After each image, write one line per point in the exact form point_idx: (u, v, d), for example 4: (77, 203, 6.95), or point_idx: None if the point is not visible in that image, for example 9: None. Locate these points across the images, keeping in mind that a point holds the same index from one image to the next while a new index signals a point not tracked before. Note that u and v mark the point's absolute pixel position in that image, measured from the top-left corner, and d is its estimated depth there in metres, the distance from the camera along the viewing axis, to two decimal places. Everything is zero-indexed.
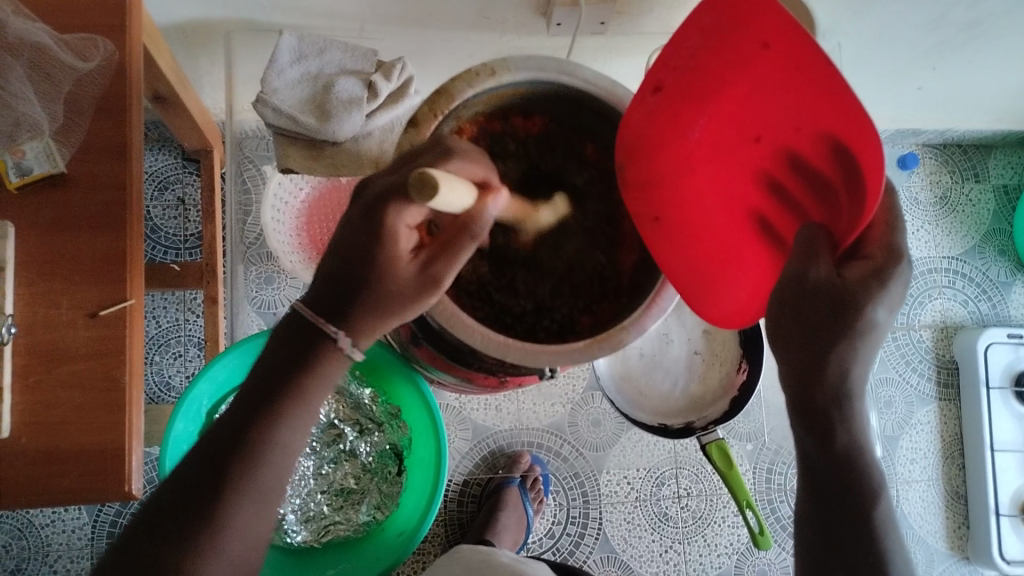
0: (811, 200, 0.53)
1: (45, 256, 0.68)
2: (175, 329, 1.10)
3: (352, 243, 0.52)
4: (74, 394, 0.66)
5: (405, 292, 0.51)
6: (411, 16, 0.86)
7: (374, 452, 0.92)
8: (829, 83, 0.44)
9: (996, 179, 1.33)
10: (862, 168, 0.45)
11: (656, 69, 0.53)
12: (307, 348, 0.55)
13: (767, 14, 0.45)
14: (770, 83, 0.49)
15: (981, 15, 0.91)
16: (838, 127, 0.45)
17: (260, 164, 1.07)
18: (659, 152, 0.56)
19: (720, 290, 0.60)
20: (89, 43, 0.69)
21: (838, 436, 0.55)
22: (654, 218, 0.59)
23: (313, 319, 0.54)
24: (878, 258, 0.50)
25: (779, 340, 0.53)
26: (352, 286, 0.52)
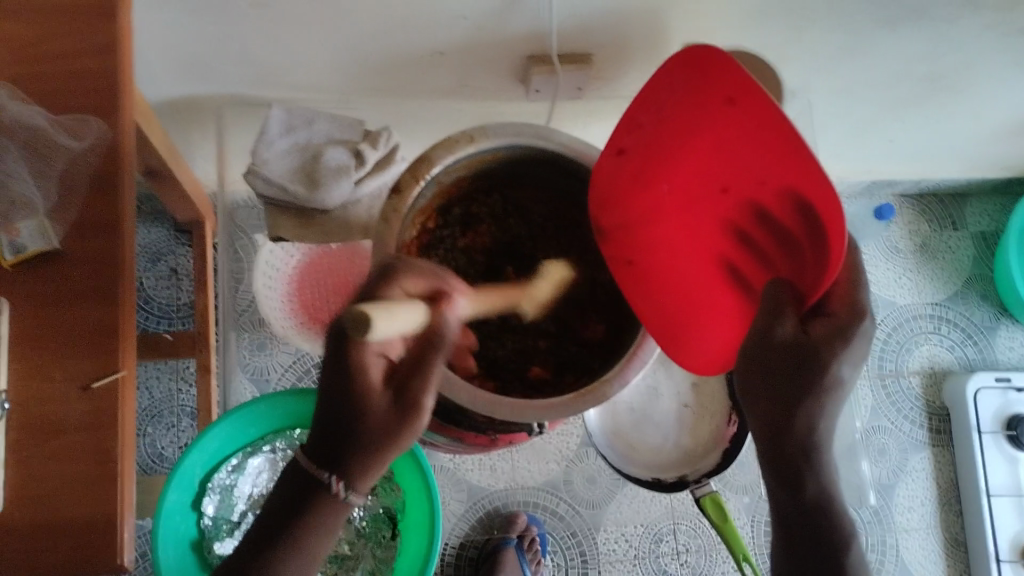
0: (777, 251, 0.55)
1: (40, 330, 0.67)
2: (167, 400, 1.11)
3: (326, 393, 0.54)
4: (66, 467, 0.65)
5: (385, 427, 0.54)
6: (395, 86, 0.88)
7: (367, 516, 0.90)
8: (789, 150, 0.46)
9: (973, 226, 1.37)
10: (824, 223, 0.47)
11: (619, 135, 0.58)
12: (306, 495, 0.57)
13: (735, 75, 0.46)
14: (728, 140, 0.51)
15: (942, 69, 0.93)
16: (799, 181, 0.47)
17: (253, 233, 1.11)
18: (631, 196, 0.60)
19: (690, 338, 0.64)
20: (82, 123, 0.69)
21: (810, 489, 0.56)
22: (627, 261, 0.64)
23: (308, 466, 0.57)
24: (841, 316, 0.52)
25: (749, 395, 0.55)
26: (335, 432, 0.55)
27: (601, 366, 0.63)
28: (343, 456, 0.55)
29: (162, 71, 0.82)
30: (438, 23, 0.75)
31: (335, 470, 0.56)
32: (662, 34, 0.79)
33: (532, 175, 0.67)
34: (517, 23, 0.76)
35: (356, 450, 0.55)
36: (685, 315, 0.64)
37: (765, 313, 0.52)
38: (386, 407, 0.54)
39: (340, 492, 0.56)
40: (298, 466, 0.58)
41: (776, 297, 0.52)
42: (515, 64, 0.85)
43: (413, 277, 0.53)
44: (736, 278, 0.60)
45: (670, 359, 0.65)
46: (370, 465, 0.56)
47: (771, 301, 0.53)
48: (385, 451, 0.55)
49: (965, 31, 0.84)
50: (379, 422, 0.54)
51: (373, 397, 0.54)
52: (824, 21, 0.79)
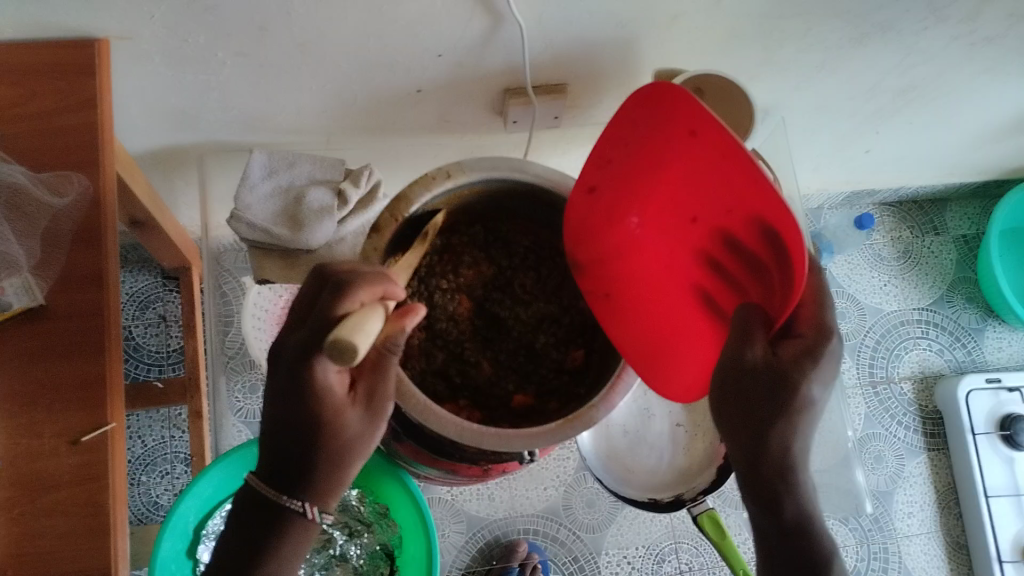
0: (747, 278, 0.55)
1: (26, 386, 0.67)
2: (161, 447, 1.10)
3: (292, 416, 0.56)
4: (58, 523, 0.65)
5: (354, 439, 0.57)
6: (374, 126, 0.90)
7: (364, 555, 0.90)
8: (744, 171, 0.47)
9: (955, 230, 1.38)
10: (788, 248, 0.48)
11: (588, 173, 0.60)
12: (271, 524, 0.58)
13: (687, 104, 0.48)
14: (694, 170, 0.53)
15: (912, 80, 0.94)
16: (761, 208, 0.48)
17: (239, 275, 1.13)
18: (605, 228, 0.62)
19: (667, 365, 0.64)
20: (64, 180, 0.70)
21: (794, 513, 0.56)
22: (603, 294, 0.65)
23: (273, 495, 0.58)
24: (810, 337, 0.54)
25: (722, 422, 0.56)
26: (301, 455, 0.57)
27: (586, 389, 0.65)
28: (312, 473, 0.57)
29: (143, 123, 0.83)
30: (413, 63, 0.76)
31: (303, 494, 0.58)
32: (634, 61, 0.81)
33: (512, 207, 0.69)
34: (491, 59, 0.77)
35: (327, 467, 0.57)
36: (660, 346, 0.64)
37: (734, 339, 0.53)
38: (357, 418, 0.57)
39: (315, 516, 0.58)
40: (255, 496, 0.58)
41: (745, 322, 0.53)
42: (492, 98, 0.86)
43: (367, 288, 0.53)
44: (709, 308, 0.60)
45: (649, 387, 0.66)
46: (340, 478, 0.58)
47: (740, 326, 0.53)
48: (353, 458, 0.58)
49: (931, 43, 0.85)
50: (350, 436, 0.57)
51: (345, 413, 0.57)
52: (792, 41, 0.80)
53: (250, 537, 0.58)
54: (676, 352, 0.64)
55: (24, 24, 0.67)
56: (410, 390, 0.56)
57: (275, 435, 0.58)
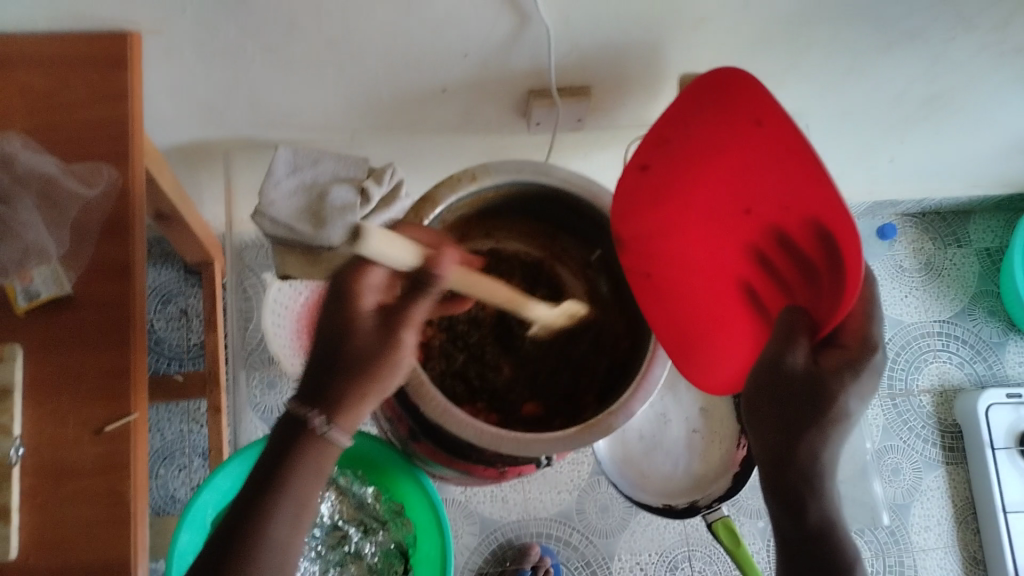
0: (796, 279, 0.55)
1: (51, 375, 0.68)
2: (179, 440, 1.11)
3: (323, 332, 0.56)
4: (80, 511, 0.65)
5: (368, 350, 0.54)
6: (398, 125, 0.90)
7: (379, 553, 0.89)
8: (809, 167, 0.48)
9: (977, 243, 1.37)
10: (841, 250, 0.48)
11: (647, 152, 0.61)
12: (295, 439, 0.55)
13: (758, 90, 0.50)
14: (755, 160, 0.54)
15: (939, 89, 0.94)
16: (817, 206, 0.49)
17: (260, 272, 1.12)
18: (654, 212, 0.63)
19: (705, 357, 0.65)
20: (94, 171, 0.70)
21: (818, 519, 0.56)
22: (644, 274, 0.65)
23: (297, 410, 0.55)
24: (852, 349, 0.52)
25: (763, 425, 0.55)
26: (319, 376, 0.55)
27: (594, 395, 0.66)
28: (327, 382, 0.55)
29: (171, 117, 0.84)
30: (440, 62, 0.77)
31: (317, 404, 0.55)
32: (660, 65, 0.81)
33: (537, 210, 0.68)
34: (517, 59, 0.77)
35: (339, 393, 0.55)
36: (694, 339, 0.65)
37: (777, 341, 0.54)
38: (372, 330, 0.54)
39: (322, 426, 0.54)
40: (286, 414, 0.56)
41: (789, 326, 0.54)
42: (516, 99, 0.86)
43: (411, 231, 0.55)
44: (750, 301, 0.61)
45: (683, 376, 0.67)
46: (355, 403, 0.55)
47: (784, 330, 0.54)
48: (369, 386, 0.54)
49: (960, 51, 0.85)
50: (362, 356, 0.54)
51: (362, 321, 0.55)
52: (820, 47, 0.80)
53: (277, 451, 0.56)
54: (713, 345, 0.65)
55: (58, 15, 0.68)
56: (429, 391, 0.57)
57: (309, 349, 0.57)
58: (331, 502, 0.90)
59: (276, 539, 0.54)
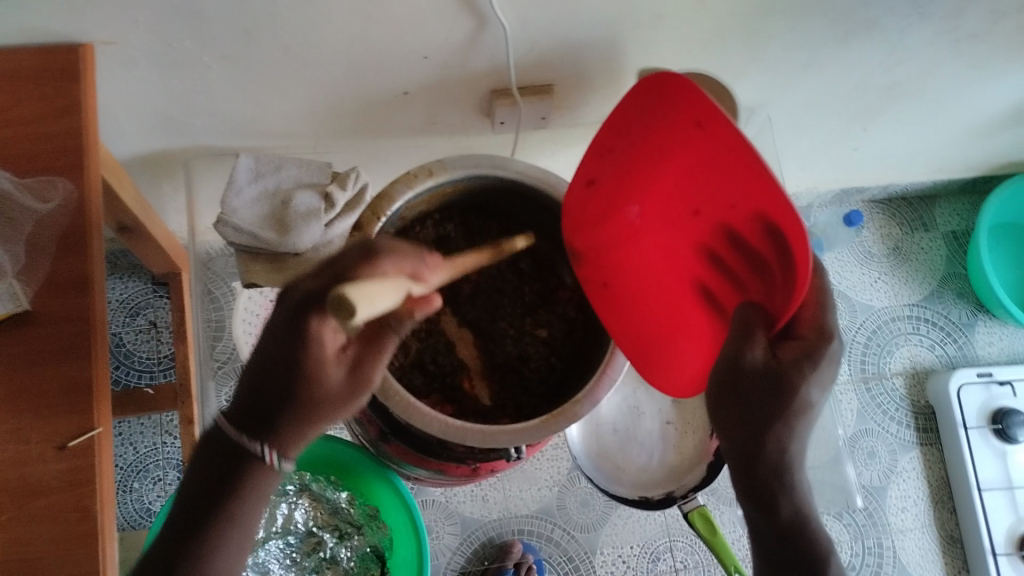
0: (747, 273, 0.56)
1: (13, 393, 0.67)
2: (153, 453, 1.10)
3: (276, 359, 0.53)
4: (46, 529, 0.65)
5: (337, 396, 0.54)
6: (360, 128, 0.90)
7: (355, 557, 0.88)
8: (749, 167, 0.47)
9: (944, 226, 1.39)
10: (791, 249, 0.48)
11: (590, 166, 0.61)
12: (234, 463, 0.55)
13: (690, 96, 0.48)
14: (699, 164, 0.53)
15: (898, 76, 0.94)
16: (767, 206, 0.48)
17: (230, 280, 1.13)
18: (606, 220, 0.63)
19: (666, 361, 0.66)
20: (48, 184, 0.70)
21: (782, 506, 0.56)
22: (602, 283, 0.67)
23: (236, 437, 0.54)
24: (810, 339, 0.53)
25: (720, 417, 0.56)
26: (269, 404, 0.54)
27: (570, 388, 0.67)
28: (276, 421, 0.54)
29: (130, 128, 0.83)
30: (400, 65, 0.77)
31: (265, 438, 0.54)
32: (620, 62, 0.81)
33: (496, 205, 0.69)
34: (476, 60, 0.77)
35: (292, 427, 0.54)
36: (662, 336, 0.66)
37: (736, 339, 0.53)
38: (341, 376, 0.54)
39: (274, 461, 0.54)
40: (220, 433, 0.55)
41: (747, 321, 0.53)
42: (477, 99, 0.86)
43: (392, 262, 0.49)
44: (706, 299, 0.61)
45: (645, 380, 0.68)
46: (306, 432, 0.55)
47: (741, 326, 0.54)
48: (326, 417, 0.55)
49: (916, 39, 0.86)
50: (327, 393, 0.54)
51: (330, 368, 0.53)
52: (778, 39, 0.81)
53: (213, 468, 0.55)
54: (672, 342, 0.65)
55: (9, 30, 0.67)
56: (394, 389, 0.57)
57: (249, 376, 0.55)
58: (304, 508, 0.89)
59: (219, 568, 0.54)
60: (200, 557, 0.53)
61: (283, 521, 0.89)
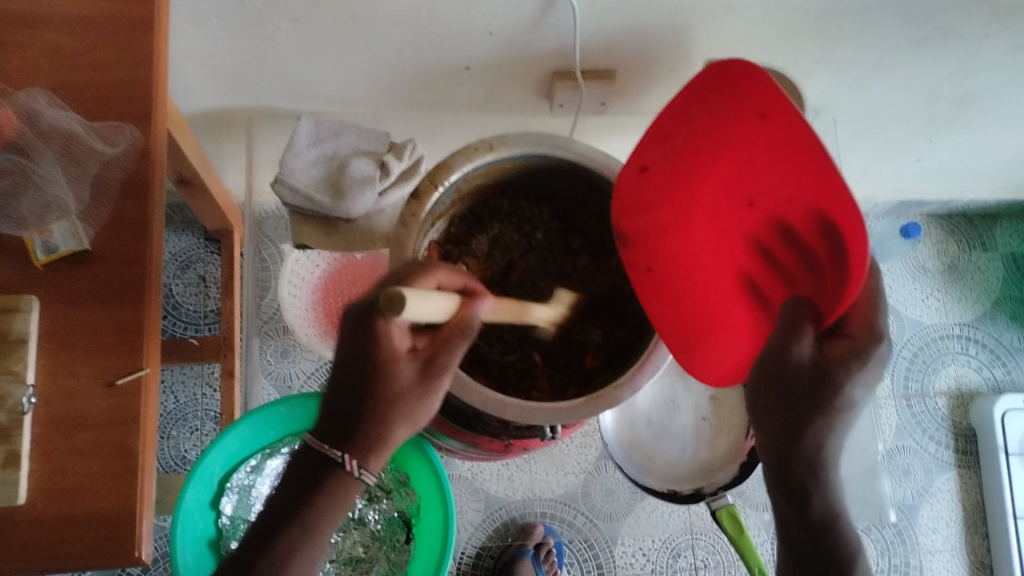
0: (797, 271, 0.55)
1: (68, 329, 0.69)
2: (192, 403, 1.13)
3: (349, 365, 0.56)
4: (89, 462, 0.67)
5: (407, 395, 0.56)
6: (420, 101, 0.91)
7: (382, 520, 0.90)
8: (814, 162, 0.46)
9: (1002, 247, 1.35)
10: (848, 248, 0.48)
11: (642, 153, 0.60)
12: (319, 476, 0.58)
13: (763, 86, 0.48)
14: (762, 155, 0.52)
15: (969, 88, 0.92)
16: (827, 204, 0.48)
17: (279, 242, 1.14)
18: (656, 206, 0.62)
19: (707, 353, 0.65)
20: (115, 129, 0.71)
21: (814, 505, 0.56)
22: (646, 270, 0.65)
23: (324, 449, 0.58)
24: (859, 339, 0.52)
25: (760, 413, 0.55)
26: (350, 413, 0.57)
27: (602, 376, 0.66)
28: (359, 424, 0.56)
29: (196, 83, 0.85)
30: (465, 40, 0.77)
31: (349, 447, 0.57)
32: (686, 52, 0.81)
33: (556, 188, 0.70)
34: (541, 40, 0.77)
35: (372, 436, 0.56)
36: (701, 326, 0.65)
37: (783, 329, 0.52)
38: (410, 380, 0.55)
39: (354, 469, 0.57)
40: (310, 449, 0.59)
41: (795, 315, 0.52)
42: (539, 80, 0.86)
43: (445, 273, 0.56)
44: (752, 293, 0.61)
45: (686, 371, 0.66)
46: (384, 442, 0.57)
47: (790, 318, 0.53)
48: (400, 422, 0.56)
49: (994, 50, 0.83)
50: (399, 393, 0.55)
51: (400, 365, 0.55)
52: (849, 40, 0.79)
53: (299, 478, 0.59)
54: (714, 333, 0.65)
55: None
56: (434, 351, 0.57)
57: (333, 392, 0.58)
58: None
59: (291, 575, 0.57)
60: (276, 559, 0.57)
61: None
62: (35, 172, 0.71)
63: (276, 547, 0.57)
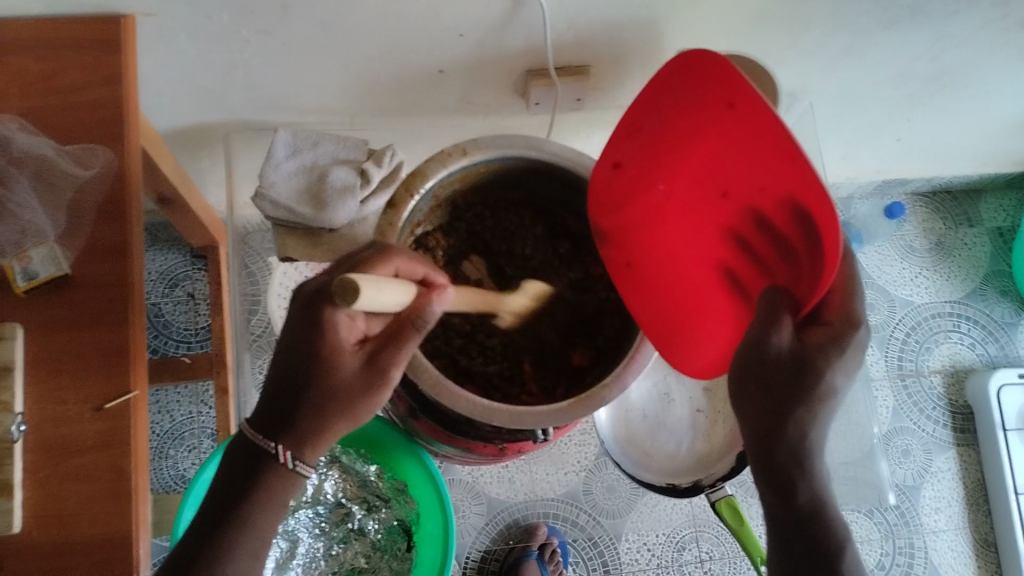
0: (774, 259, 0.55)
1: (54, 355, 0.69)
2: (188, 422, 1.13)
3: (294, 356, 0.56)
4: (82, 487, 0.67)
5: (348, 387, 0.56)
6: (396, 107, 0.90)
7: (382, 529, 0.89)
8: (782, 150, 0.47)
9: (989, 222, 1.35)
10: (822, 234, 0.48)
11: (615, 149, 0.61)
12: (255, 468, 0.58)
13: (727, 76, 0.48)
14: (731, 144, 0.52)
15: (943, 66, 0.92)
16: (799, 190, 0.48)
17: (267, 255, 1.15)
18: (632, 201, 0.62)
19: (687, 345, 0.65)
20: (89, 152, 0.71)
21: (800, 494, 0.55)
22: (625, 263, 0.66)
23: (256, 438, 0.58)
24: (835, 326, 0.53)
25: (741, 406, 0.55)
26: (287, 403, 0.57)
27: (592, 376, 0.66)
28: (295, 417, 0.56)
29: (171, 101, 0.85)
30: (435, 43, 0.77)
31: (280, 437, 0.57)
32: (658, 43, 0.80)
33: (535, 189, 0.70)
34: (513, 39, 0.77)
35: (306, 426, 0.56)
36: (683, 318, 0.65)
37: (761, 322, 0.53)
38: (355, 370, 0.56)
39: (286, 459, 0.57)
40: (245, 440, 0.59)
41: (773, 305, 0.53)
42: (513, 79, 0.86)
43: (405, 262, 0.55)
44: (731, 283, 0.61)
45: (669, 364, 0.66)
46: (322, 433, 0.57)
47: (767, 309, 0.53)
48: (343, 415, 0.56)
49: (964, 27, 0.84)
50: (342, 386, 0.56)
51: (344, 357, 0.56)
52: (819, 24, 0.79)
53: (237, 473, 0.59)
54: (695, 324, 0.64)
55: None
56: (423, 365, 0.57)
57: (270, 381, 0.58)
58: (334, 480, 0.90)
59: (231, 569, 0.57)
60: (217, 553, 0.57)
61: (314, 491, 0.89)
62: (11, 199, 0.72)
63: (217, 541, 0.57)
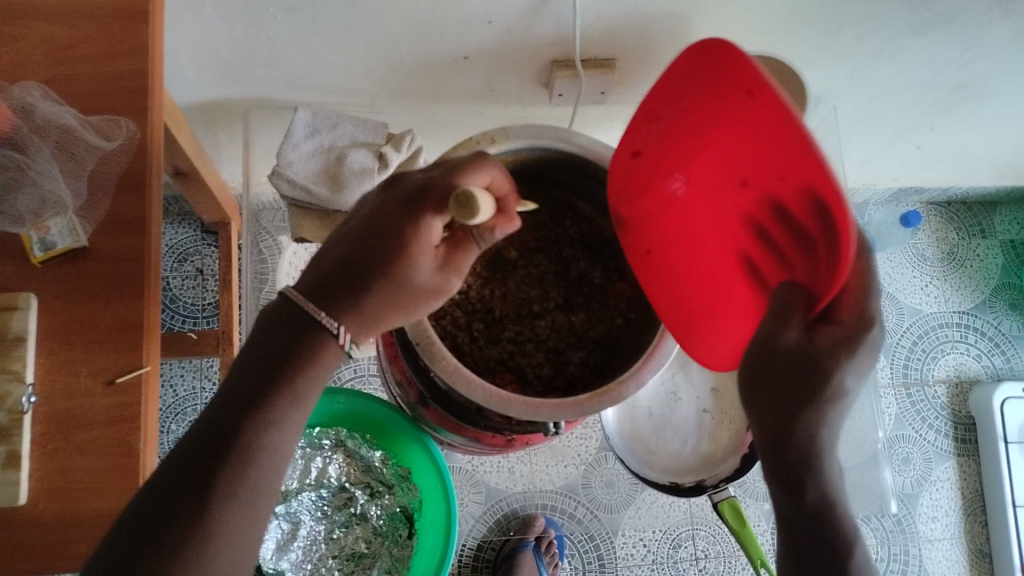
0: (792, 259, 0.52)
1: (66, 327, 0.68)
2: (191, 397, 1.13)
3: (372, 231, 0.52)
4: (90, 461, 0.66)
5: (424, 288, 0.52)
6: (419, 91, 0.89)
7: (384, 516, 0.89)
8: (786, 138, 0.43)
9: (1002, 234, 1.35)
10: (834, 230, 0.44)
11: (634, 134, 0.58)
12: (302, 339, 0.52)
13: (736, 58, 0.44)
14: (732, 138, 0.49)
15: (971, 75, 0.92)
16: (803, 179, 0.44)
17: (276, 234, 1.14)
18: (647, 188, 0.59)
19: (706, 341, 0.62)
20: (112, 123, 0.70)
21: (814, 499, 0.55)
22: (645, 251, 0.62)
23: (308, 309, 0.52)
24: (848, 325, 0.50)
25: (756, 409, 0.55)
26: (352, 284, 0.52)
27: (614, 368, 0.66)
28: (358, 297, 0.52)
29: (194, 76, 0.84)
30: (464, 29, 0.76)
31: (339, 317, 0.52)
32: (687, 39, 0.80)
33: (562, 179, 0.69)
34: (543, 29, 0.76)
35: (367, 313, 0.52)
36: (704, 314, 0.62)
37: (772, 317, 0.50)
38: (429, 269, 0.52)
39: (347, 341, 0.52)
40: (292, 307, 0.53)
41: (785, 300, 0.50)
42: (539, 69, 0.85)
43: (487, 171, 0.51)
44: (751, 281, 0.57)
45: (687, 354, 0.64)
46: (379, 321, 0.52)
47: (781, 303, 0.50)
48: (406, 310, 0.52)
49: (995, 38, 0.83)
50: (417, 283, 0.52)
51: (423, 254, 0.51)
52: (851, 28, 0.79)
53: (277, 338, 0.52)
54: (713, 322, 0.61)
55: None
56: (439, 352, 0.57)
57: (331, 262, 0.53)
58: (338, 464, 0.90)
59: (271, 445, 0.51)
60: (260, 427, 0.50)
61: (317, 476, 0.90)
62: (31, 167, 0.69)
63: (256, 415, 0.50)
